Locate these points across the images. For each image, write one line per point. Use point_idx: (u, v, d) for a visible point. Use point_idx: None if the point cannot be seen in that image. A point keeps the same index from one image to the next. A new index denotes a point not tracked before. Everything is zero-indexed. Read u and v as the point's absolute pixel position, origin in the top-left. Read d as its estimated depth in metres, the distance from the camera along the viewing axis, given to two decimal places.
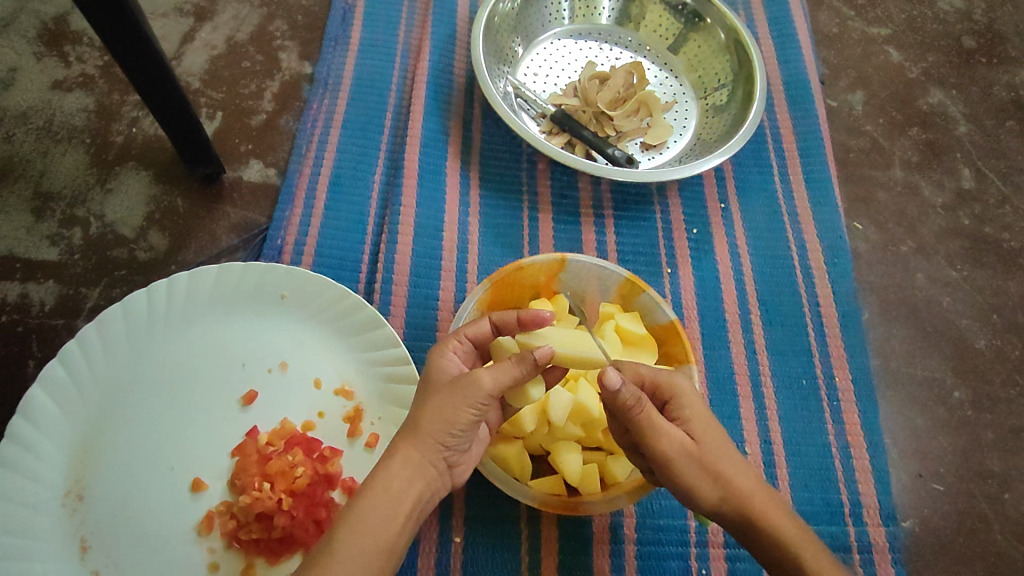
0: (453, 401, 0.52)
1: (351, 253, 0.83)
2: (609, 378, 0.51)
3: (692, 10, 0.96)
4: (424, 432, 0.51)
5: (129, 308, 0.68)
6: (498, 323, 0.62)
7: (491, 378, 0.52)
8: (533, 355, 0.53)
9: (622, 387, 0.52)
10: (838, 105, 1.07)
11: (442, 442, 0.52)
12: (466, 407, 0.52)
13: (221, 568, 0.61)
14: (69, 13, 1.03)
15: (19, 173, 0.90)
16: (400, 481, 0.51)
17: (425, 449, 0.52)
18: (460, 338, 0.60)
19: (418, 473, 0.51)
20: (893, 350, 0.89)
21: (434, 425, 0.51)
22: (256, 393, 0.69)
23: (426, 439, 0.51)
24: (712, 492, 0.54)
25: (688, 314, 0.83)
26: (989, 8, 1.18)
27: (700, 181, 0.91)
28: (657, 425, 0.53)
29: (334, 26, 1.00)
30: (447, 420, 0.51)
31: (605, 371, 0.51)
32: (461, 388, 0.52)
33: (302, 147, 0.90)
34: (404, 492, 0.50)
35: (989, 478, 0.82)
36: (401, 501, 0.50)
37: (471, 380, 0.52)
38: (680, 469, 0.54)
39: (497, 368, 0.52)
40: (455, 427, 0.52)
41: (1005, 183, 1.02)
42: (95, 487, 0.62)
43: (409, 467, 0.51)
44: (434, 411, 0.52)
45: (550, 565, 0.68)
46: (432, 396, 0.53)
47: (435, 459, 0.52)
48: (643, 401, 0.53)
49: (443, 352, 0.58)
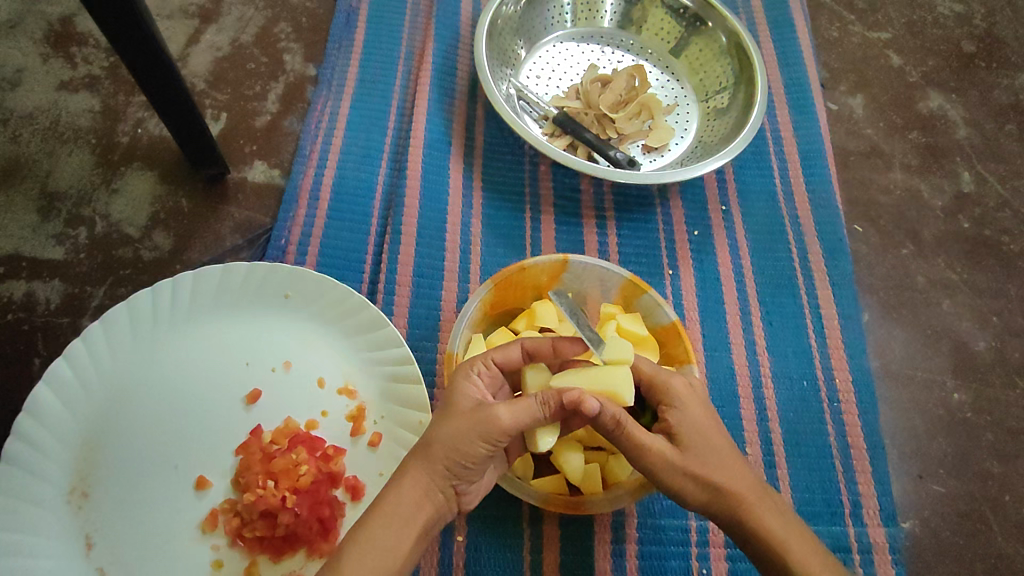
0: (469, 432, 0.52)
1: (354, 254, 0.83)
2: (590, 406, 0.52)
3: (693, 13, 0.96)
4: (436, 455, 0.52)
5: (134, 307, 0.68)
6: (529, 349, 0.61)
7: (509, 414, 0.52)
8: (559, 398, 0.52)
9: (602, 410, 0.53)
10: (838, 109, 1.07)
11: (452, 468, 0.52)
12: (480, 439, 0.52)
13: (225, 565, 0.62)
14: (76, 13, 1.03)
15: (24, 173, 0.91)
16: (409, 502, 0.51)
17: (435, 473, 0.52)
18: (486, 361, 0.59)
19: (426, 497, 0.52)
20: (893, 352, 0.89)
21: (445, 450, 0.52)
22: (259, 392, 0.69)
23: (436, 463, 0.52)
24: (698, 495, 0.54)
25: (689, 315, 0.83)
26: (988, 13, 1.19)
27: (702, 183, 0.92)
28: (634, 438, 0.54)
29: (339, 29, 1.01)
30: (459, 449, 0.52)
31: (582, 398, 0.52)
32: (479, 420, 0.52)
33: (306, 148, 0.91)
34: (414, 514, 0.51)
35: (989, 479, 0.82)
36: (411, 523, 0.51)
37: (492, 415, 0.52)
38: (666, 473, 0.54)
39: (516, 405, 0.52)
40: (466, 459, 0.52)
41: (1004, 187, 1.02)
42: (100, 484, 0.62)
43: (418, 490, 0.52)
44: (446, 438, 0.52)
45: (552, 564, 0.69)
46: (447, 422, 0.53)
47: (443, 484, 0.52)
48: (621, 422, 0.54)
49: (468, 376, 0.57)
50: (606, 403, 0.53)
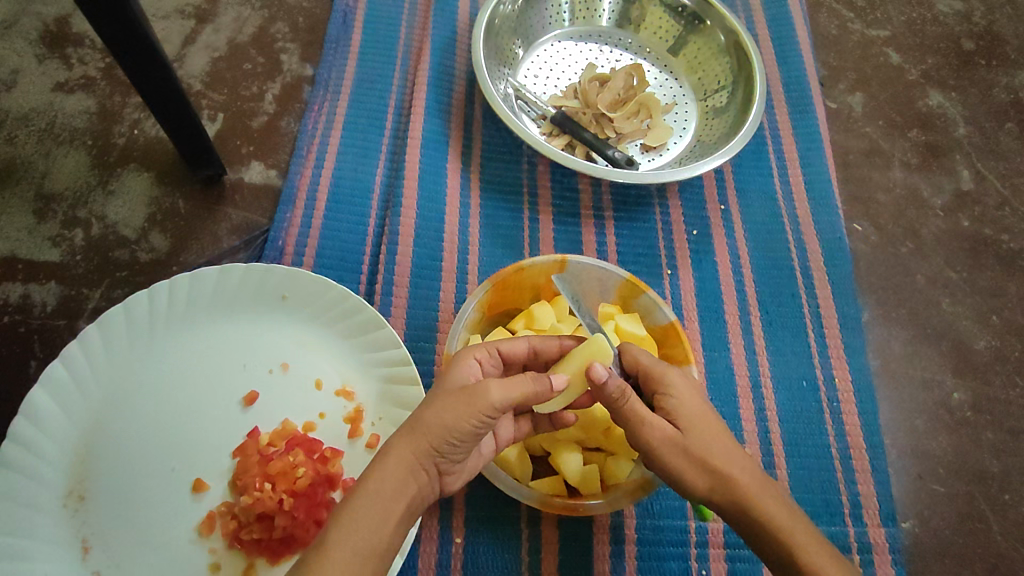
0: (458, 405, 0.52)
1: (352, 255, 0.83)
2: (597, 371, 0.54)
3: (692, 12, 0.96)
4: (422, 432, 0.52)
5: (130, 308, 0.68)
6: (536, 347, 0.63)
7: (500, 391, 0.52)
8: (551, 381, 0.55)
9: (609, 379, 0.54)
10: (837, 107, 1.07)
11: (439, 446, 0.52)
12: (469, 416, 0.51)
13: (222, 568, 0.62)
14: (71, 14, 1.03)
15: (20, 174, 0.91)
16: (391, 482, 0.50)
17: (419, 450, 0.52)
18: (490, 349, 0.60)
19: (409, 476, 0.51)
20: (893, 351, 0.89)
21: (433, 426, 0.51)
22: (257, 394, 0.69)
23: (422, 439, 0.52)
24: (700, 482, 0.54)
25: (688, 315, 0.83)
26: (988, 10, 1.18)
27: (701, 183, 0.92)
28: (638, 413, 0.55)
29: (335, 28, 1.00)
30: (447, 426, 0.51)
31: (593, 364, 0.54)
32: (470, 396, 0.52)
33: (303, 148, 0.90)
34: (397, 493, 0.50)
35: (989, 478, 0.82)
36: (393, 502, 0.50)
37: (481, 390, 0.52)
38: (664, 457, 0.54)
39: (508, 383, 0.53)
40: (453, 436, 0.52)
41: (1004, 185, 1.02)
42: (97, 487, 0.62)
43: (402, 468, 0.51)
44: (436, 415, 0.52)
45: (551, 566, 0.68)
46: (437, 400, 0.53)
47: (426, 462, 0.52)
48: (627, 393, 0.55)
49: (467, 359, 0.57)
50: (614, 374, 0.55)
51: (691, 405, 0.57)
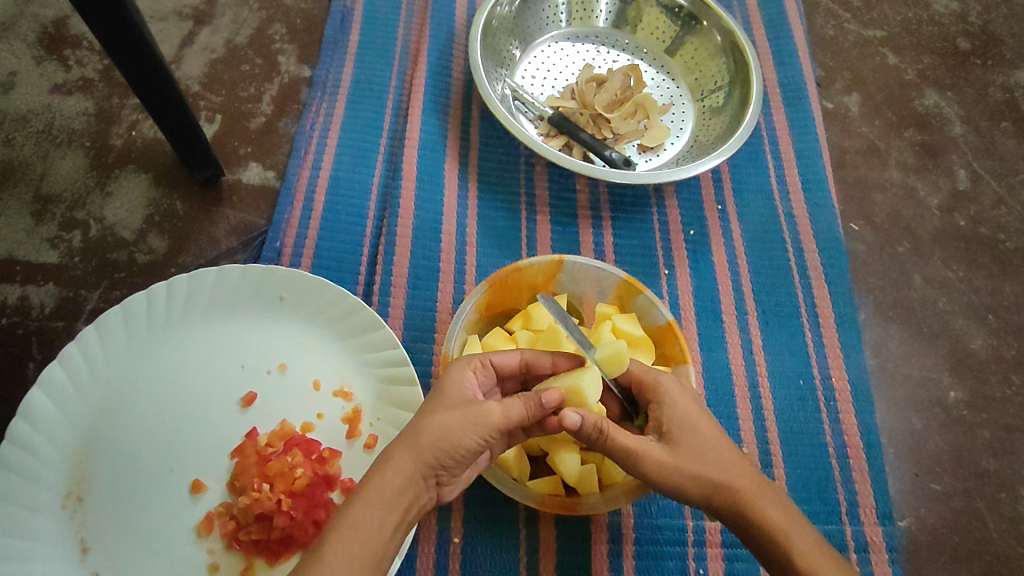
0: (461, 422, 0.52)
1: (350, 255, 0.83)
2: (569, 418, 0.53)
3: (688, 13, 0.96)
4: (423, 444, 0.51)
5: (129, 310, 0.68)
6: (528, 360, 0.62)
7: (500, 410, 0.53)
8: (539, 399, 0.53)
9: (584, 421, 0.53)
10: (834, 107, 1.07)
11: (440, 460, 0.52)
12: (474, 433, 0.52)
13: (221, 568, 0.62)
14: (69, 16, 1.03)
15: (19, 175, 0.91)
16: (391, 490, 0.50)
17: (421, 462, 0.51)
18: (483, 360, 0.60)
19: (409, 484, 0.51)
20: (890, 350, 0.89)
21: (436, 438, 0.52)
22: (255, 394, 0.69)
23: (424, 452, 0.51)
24: (698, 491, 0.54)
25: (685, 316, 0.83)
26: (984, 9, 1.19)
27: (698, 183, 0.92)
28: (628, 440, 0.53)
29: (334, 29, 1.00)
30: (451, 441, 0.52)
31: (565, 414, 0.52)
32: (474, 414, 0.52)
33: (301, 149, 0.90)
34: (395, 501, 0.50)
35: (986, 477, 0.82)
36: (391, 509, 0.50)
37: (483, 409, 0.53)
38: (661, 471, 0.54)
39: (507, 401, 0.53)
40: (459, 452, 0.52)
41: (1000, 184, 1.02)
42: (97, 488, 0.62)
43: (401, 477, 0.51)
44: (438, 428, 0.52)
45: (550, 565, 0.69)
46: (439, 413, 0.53)
47: (427, 473, 0.52)
48: (605, 427, 0.53)
49: (465, 370, 0.57)
50: (588, 414, 0.53)
51: (682, 408, 0.57)
